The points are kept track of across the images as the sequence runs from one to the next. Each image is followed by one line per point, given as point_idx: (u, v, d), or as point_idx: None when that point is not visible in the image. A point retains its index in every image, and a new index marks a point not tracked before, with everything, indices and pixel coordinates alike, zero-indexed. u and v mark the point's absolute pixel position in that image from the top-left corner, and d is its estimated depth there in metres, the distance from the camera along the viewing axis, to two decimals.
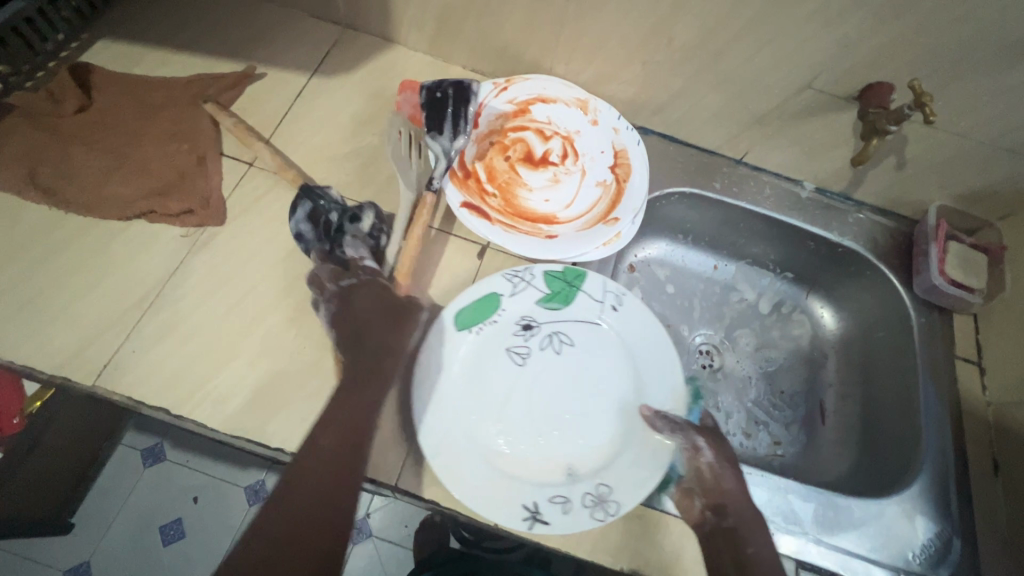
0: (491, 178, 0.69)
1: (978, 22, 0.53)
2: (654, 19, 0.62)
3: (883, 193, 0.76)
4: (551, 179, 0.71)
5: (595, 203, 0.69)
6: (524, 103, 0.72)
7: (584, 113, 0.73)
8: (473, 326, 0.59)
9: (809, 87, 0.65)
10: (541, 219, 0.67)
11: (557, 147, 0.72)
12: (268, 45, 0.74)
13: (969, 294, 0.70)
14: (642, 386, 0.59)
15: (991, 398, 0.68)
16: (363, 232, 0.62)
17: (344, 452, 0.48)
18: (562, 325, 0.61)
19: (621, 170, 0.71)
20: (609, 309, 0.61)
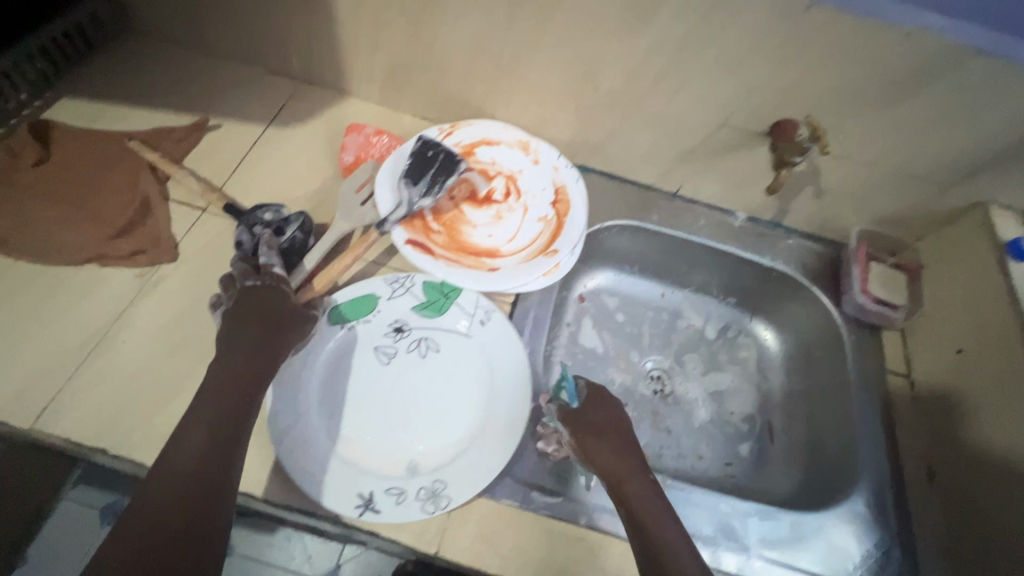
0: (436, 216, 0.72)
1: (859, 65, 0.59)
2: (579, 67, 0.68)
3: (808, 221, 0.81)
4: (495, 216, 0.74)
5: (536, 237, 0.73)
6: (468, 146, 0.77)
7: (526, 153, 0.77)
8: (345, 323, 0.62)
9: (725, 125, 0.70)
10: (485, 253, 0.71)
11: (500, 186, 0.76)
12: (226, 99, 0.79)
13: (893, 311, 0.74)
14: (501, 392, 0.61)
15: (923, 407, 0.71)
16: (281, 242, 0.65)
17: (209, 455, 0.46)
18: (432, 332, 0.64)
19: (560, 205, 0.75)
20: (477, 322, 0.64)
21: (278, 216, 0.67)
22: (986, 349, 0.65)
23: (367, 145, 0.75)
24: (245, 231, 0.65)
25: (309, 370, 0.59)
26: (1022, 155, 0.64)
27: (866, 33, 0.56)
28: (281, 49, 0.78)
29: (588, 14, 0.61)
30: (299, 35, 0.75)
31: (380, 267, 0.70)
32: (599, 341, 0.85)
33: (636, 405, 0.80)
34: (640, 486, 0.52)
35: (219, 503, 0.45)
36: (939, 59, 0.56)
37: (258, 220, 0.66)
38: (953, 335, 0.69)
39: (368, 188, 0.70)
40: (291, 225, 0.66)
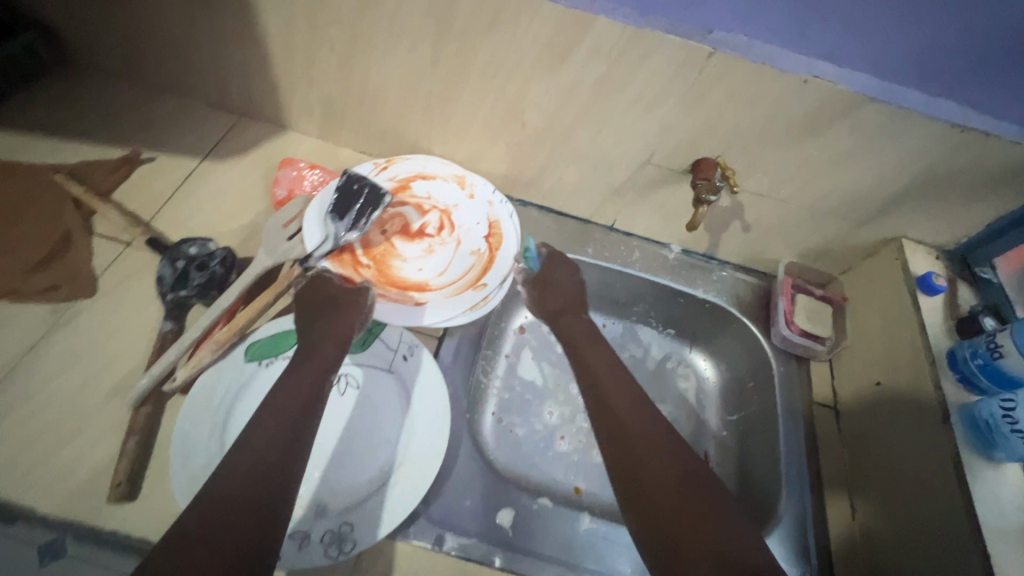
0: (366, 250, 0.72)
1: (763, 109, 0.62)
2: (505, 107, 0.70)
3: (740, 253, 0.83)
4: (427, 250, 0.74)
5: (467, 270, 0.73)
6: (404, 181, 0.76)
7: (461, 188, 0.77)
8: (263, 359, 0.62)
9: (649, 162, 0.72)
10: (413, 287, 0.71)
11: (434, 221, 0.76)
12: (163, 132, 0.79)
13: (817, 344, 0.76)
14: (418, 428, 0.61)
15: (845, 437, 0.72)
16: (201, 276, 0.64)
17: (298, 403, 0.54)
18: (353, 368, 0.64)
19: (493, 239, 0.75)
20: (399, 358, 0.65)
21: (204, 250, 0.66)
22: (901, 380, 0.66)
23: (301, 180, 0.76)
24: (169, 264, 0.65)
25: (222, 410, 0.59)
26: (925, 196, 0.67)
27: (766, 80, 0.58)
28: (218, 84, 0.79)
29: (506, 57, 0.63)
30: (234, 71, 0.76)
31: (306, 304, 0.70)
32: (538, 373, 0.84)
33: (571, 438, 0.79)
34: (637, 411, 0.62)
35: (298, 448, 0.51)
36: (836, 103, 0.59)
37: (183, 252, 0.66)
38: (871, 366, 0.71)
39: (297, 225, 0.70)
40: (214, 260, 0.65)
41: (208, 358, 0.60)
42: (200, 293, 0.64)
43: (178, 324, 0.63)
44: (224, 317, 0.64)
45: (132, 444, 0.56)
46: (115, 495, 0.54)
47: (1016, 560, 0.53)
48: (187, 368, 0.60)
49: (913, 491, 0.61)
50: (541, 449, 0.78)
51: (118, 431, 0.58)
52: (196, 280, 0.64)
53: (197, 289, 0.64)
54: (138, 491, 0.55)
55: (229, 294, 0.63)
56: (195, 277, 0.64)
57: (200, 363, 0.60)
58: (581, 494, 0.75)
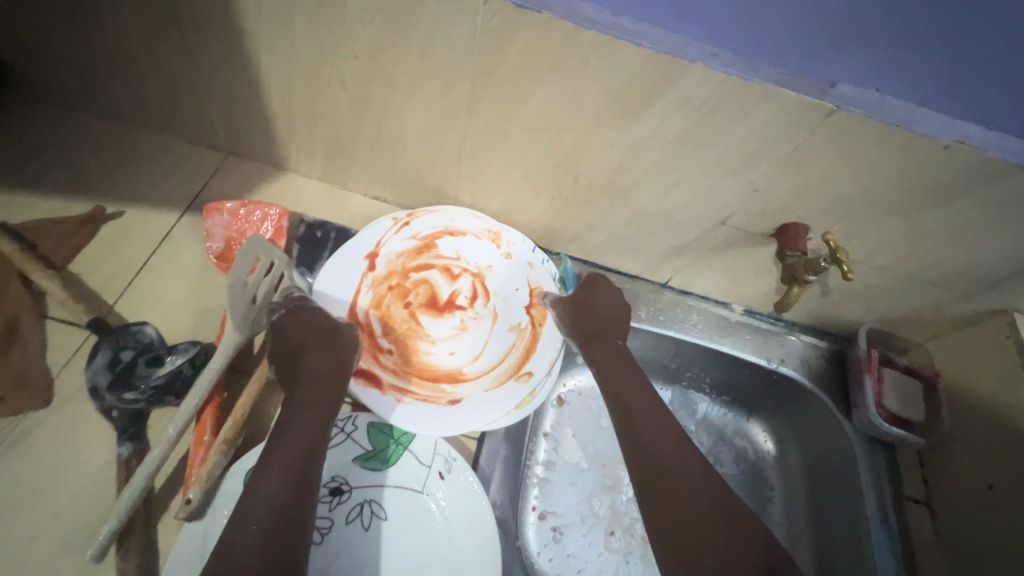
0: (387, 330, 0.61)
1: (879, 176, 0.51)
2: (555, 159, 0.58)
3: (812, 315, 0.72)
4: (459, 326, 0.63)
5: (507, 353, 0.62)
6: (429, 238, 0.64)
7: (496, 246, 0.64)
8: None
9: (723, 224, 0.61)
10: (444, 377, 0.60)
11: (465, 287, 0.64)
12: (134, 178, 0.66)
13: (912, 435, 0.66)
14: (462, 569, 0.50)
15: (944, 542, 0.63)
16: (156, 377, 0.51)
17: (295, 464, 0.44)
18: (377, 492, 0.52)
19: (535, 311, 0.64)
20: (434, 476, 0.53)
21: (156, 338, 0.55)
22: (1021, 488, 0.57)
23: (236, 223, 0.62)
24: (109, 357, 0.52)
25: None
26: None
27: (892, 145, 0.47)
28: (201, 119, 0.65)
29: (565, 107, 0.51)
30: (220, 104, 0.62)
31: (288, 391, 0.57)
32: (583, 454, 0.72)
33: (623, 532, 0.69)
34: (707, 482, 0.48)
35: (300, 521, 0.41)
36: (974, 173, 0.48)
37: (136, 339, 0.54)
38: (975, 466, 0.62)
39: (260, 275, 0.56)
40: (177, 355, 0.53)
41: (219, 465, 0.48)
42: (153, 399, 0.51)
43: (139, 445, 0.50)
44: (206, 414, 0.51)
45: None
46: None
47: None
48: (195, 484, 0.48)
49: None
50: (589, 546, 0.67)
51: None
52: (150, 382, 0.51)
53: (149, 394, 0.51)
54: None
55: (194, 390, 0.49)
56: (148, 377, 0.51)
57: (208, 475, 0.48)
58: None
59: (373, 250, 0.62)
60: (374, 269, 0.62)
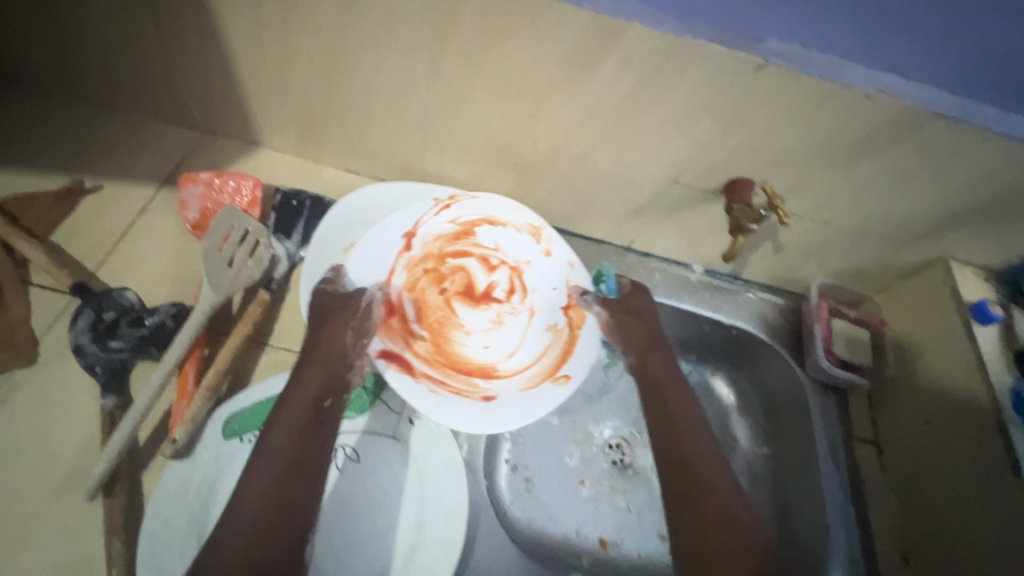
0: (421, 316, 0.62)
1: (813, 129, 0.54)
2: (514, 125, 0.61)
3: (768, 273, 0.76)
4: (494, 319, 0.64)
5: (543, 352, 0.63)
6: (468, 225, 0.65)
7: (537, 242, 0.66)
8: (243, 435, 0.52)
9: (676, 182, 0.64)
10: (477, 371, 0.61)
11: (503, 280, 0.65)
12: (113, 156, 0.68)
13: (859, 377, 0.70)
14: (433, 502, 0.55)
15: (891, 478, 0.67)
16: (139, 329, 0.54)
17: (297, 450, 0.51)
18: (351, 437, 0.57)
19: (573, 313, 0.65)
20: (404, 422, 0.58)
21: (135, 302, 0.57)
22: (961, 417, 0.61)
23: (211, 193, 0.65)
24: (91, 318, 0.55)
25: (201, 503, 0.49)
26: (981, 217, 0.61)
27: (821, 96, 0.51)
28: (176, 97, 0.67)
29: (517, 72, 0.54)
30: (193, 83, 0.64)
31: (270, 348, 0.60)
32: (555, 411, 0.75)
33: (592, 482, 0.72)
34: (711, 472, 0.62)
35: (298, 506, 0.49)
36: (899, 122, 0.52)
37: (119, 303, 0.57)
38: (919, 404, 0.66)
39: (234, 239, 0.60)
40: (158, 311, 0.56)
41: (202, 408, 0.51)
42: (136, 350, 0.54)
43: (122, 397, 0.53)
44: (188, 366, 0.53)
45: (119, 547, 0.47)
46: None
47: None
48: (179, 425, 0.50)
49: (975, 539, 0.58)
50: (558, 495, 0.71)
51: (84, 530, 0.48)
52: (134, 333, 0.54)
53: (133, 343, 0.54)
54: None
55: (178, 341, 0.53)
56: (131, 330, 0.54)
57: (195, 415, 0.51)
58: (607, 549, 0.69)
59: (410, 230, 0.63)
60: (409, 251, 0.63)
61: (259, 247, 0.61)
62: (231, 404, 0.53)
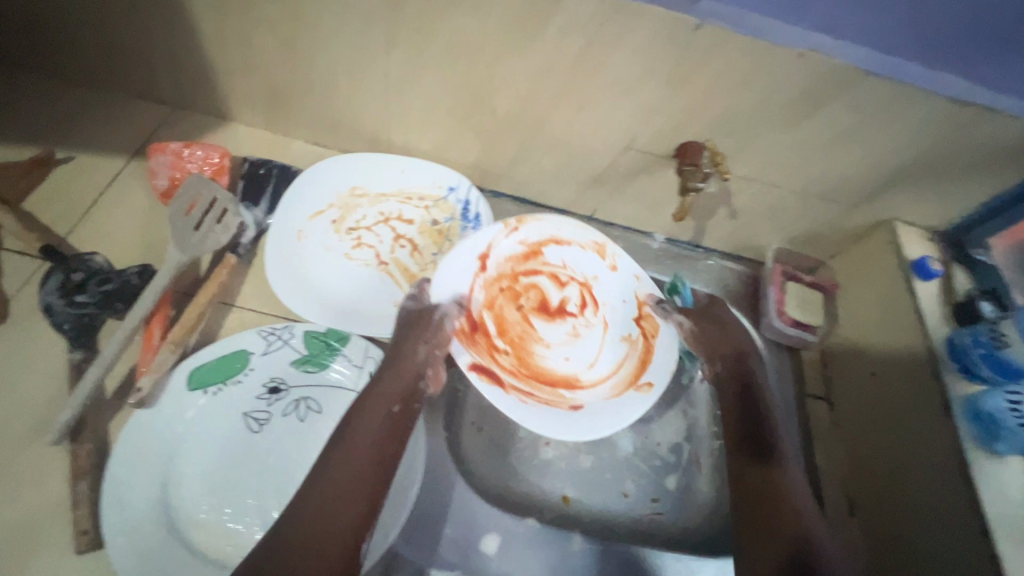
0: (503, 332, 0.66)
1: (753, 89, 0.57)
2: (472, 91, 0.63)
3: (726, 240, 0.79)
4: (571, 332, 0.68)
5: (621, 362, 0.67)
6: (536, 245, 0.68)
7: (603, 258, 0.69)
8: (208, 387, 0.54)
9: (630, 148, 0.66)
10: (562, 382, 0.65)
11: (574, 295, 0.68)
12: (85, 128, 0.70)
13: (809, 334, 0.73)
14: None
15: (840, 431, 0.69)
16: (106, 286, 0.57)
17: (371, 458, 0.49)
18: (312, 390, 0.57)
19: (645, 323, 0.68)
20: (366, 375, 0.58)
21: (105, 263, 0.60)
22: (899, 367, 0.63)
23: (179, 163, 0.67)
24: (61, 277, 0.57)
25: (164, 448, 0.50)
26: (921, 175, 0.63)
27: (756, 56, 0.53)
28: (145, 72, 0.69)
29: (470, 36, 0.57)
30: (161, 56, 0.66)
31: (237, 309, 0.62)
32: None
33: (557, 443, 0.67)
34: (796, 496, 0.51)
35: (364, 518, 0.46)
36: (832, 81, 0.54)
37: (87, 265, 0.59)
38: (864, 356, 0.68)
39: (202, 207, 0.61)
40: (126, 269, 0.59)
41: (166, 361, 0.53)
42: (102, 304, 0.56)
43: (90, 352, 0.55)
44: (154, 323, 0.55)
45: (85, 486, 0.49)
46: (83, 544, 0.47)
47: None
48: (145, 375, 0.52)
49: (919, 493, 0.58)
50: (520, 458, 0.66)
51: (48, 474, 0.50)
52: (100, 288, 0.57)
53: (99, 298, 0.56)
54: (66, 543, 0.48)
55: (143, 299, 0.54)
56: (98, 286, 0.57)
57: (160, 364, 0.53)
58: (569, 502, 0.65)
59: (485, 251, 0.66)
60: (485, 271, 0.66)
61: (227, 215, 0.63)
62: (195, 358, 0.54)
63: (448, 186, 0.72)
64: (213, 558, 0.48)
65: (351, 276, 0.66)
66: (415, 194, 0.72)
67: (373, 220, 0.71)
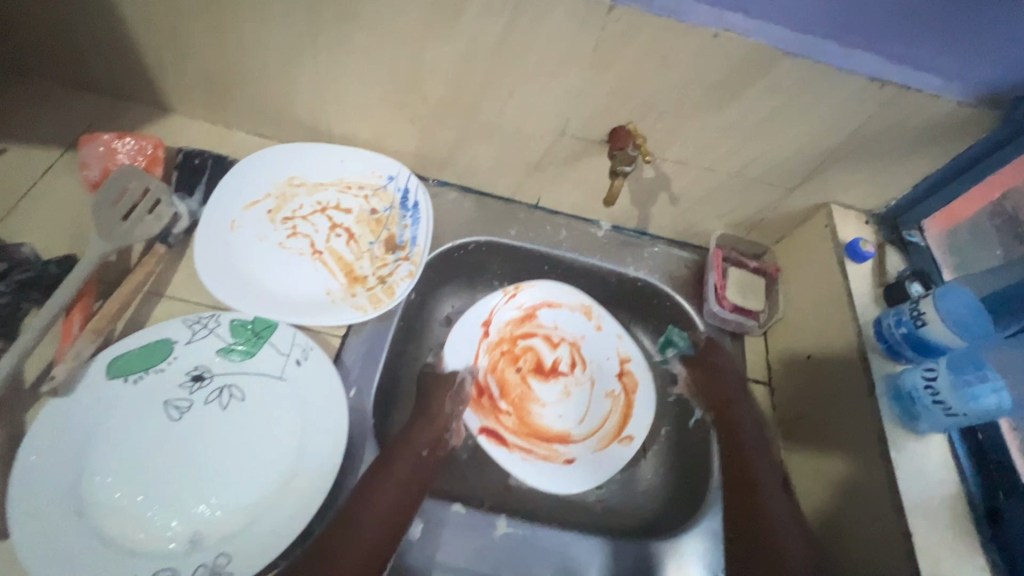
0: (505, 393, 0.72)
1: (675, 71, 0.56)
2: (402, 77, 0.63)
3: (672, 226, 0.78)
4: (563, 390, 0.74)
5: (606, 417, 0.72)
6: (531, 309, 0.75)
7: (588, 319, 0.76)
8: (129, 375, 0.54)
9: (564, 134, 0.66)
10: (556, 437, 0.70)
11: (565, 355, 0.75)
12: (17, 120, 0.69)
13: (748, 319, 0.73)
14: (314, 437, 0.54)
15: (779, 416, 0.68)
16: (22, 276, 0.58)
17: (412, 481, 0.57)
18: (236, 378, 0.56)
19: (626, 378, 0.74)
20: (291, 363, 0.57)
21: (31, 255, 0.60)
22: (835, 354, 0.62)
23: (110, 155, 0.66)
24: None
25: (78, 436, 0.50)
26: (852, 156, 0.63)
27: (674, 36, 0.53)
28: (78, 63, 0.69)
29: (392, 21, 0.57)
30: (92, 46, 0.66)
31: (166, 299, 0.61)
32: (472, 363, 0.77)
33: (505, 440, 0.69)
34: (775, 520, 0.58)
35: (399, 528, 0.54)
36: (751, 61, 0.54)
37: (13, 256, 0.60)
38: (800, 341, 0.68)
39: (133, 197, 0.61)
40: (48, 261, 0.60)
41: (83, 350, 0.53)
42: (19, 293, 0.57)
43: (8, 341, 0.55)
44: (75, 313, 0.56)
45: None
46: None
47: (944, 532, 0.51)
48: (60, 364, 0.52)
49: (854, 476, 0.57)
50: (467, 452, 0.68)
51: None
52: (16, 278, 0.57)
53: (15, 287, 0.57)
54: None
55: (64, 287, 0.55)
56: (15, 276, 0.58)
57: (76, 355, 0.53)
58: (511, 489, 0.67)
59: (488, 317, 0.74)
60: (488, 336, 0.73)
61: (161, 205, 0.63)
62: (112, 349, 0.54)
63: (387, 174, 0.72)
64: (123, 542, 0.48)
65: (284, 265, 0.66)
66: (355, 184, 0.72)
67: (310, 210, 0.71)
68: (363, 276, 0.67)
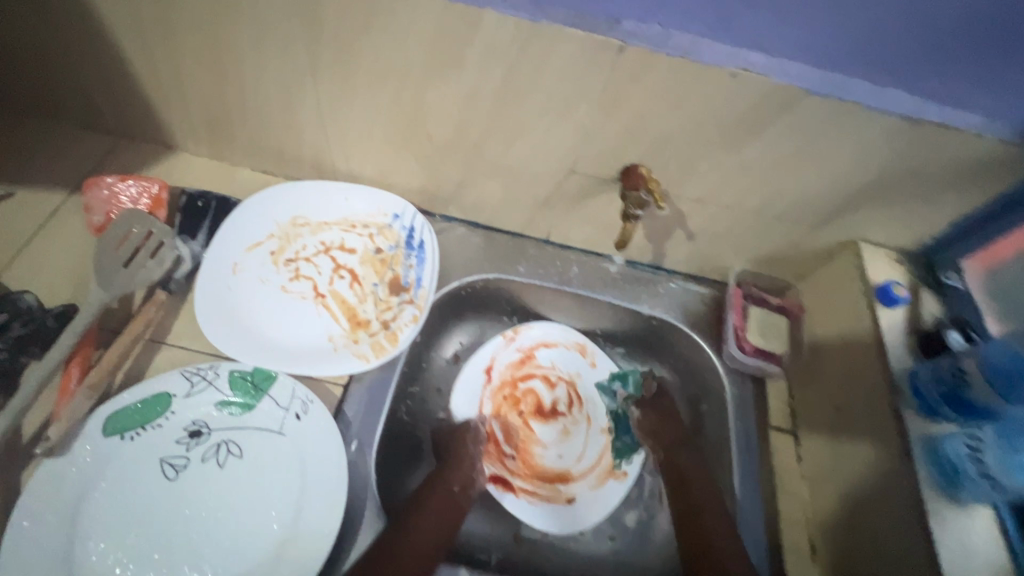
0: (509, 437, 0.71)
1: (690, 109, 0.53)
2: (405, 116, 0.61)
3: (689, 262, 0.74)
4: (561, 431, 0.72)
5: (602, 452, 0.71)
6: (529, 349, 0.74)
7: (583, 356, 0.75)
8: (126, 432, 0.53)
9: (574, 171, 0.63)
10: (557, 478, 0.69)
11: (563, 395, 0.74)
12: (26, 162, 0.69)
13: (771, 363, 0.69)
14: (313, 497, 0.53)
15: (806, 469, 0.64)
16: (18, 332, 0.57)
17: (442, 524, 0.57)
18: (233, 433, 0.55)
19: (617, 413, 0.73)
20: (291, 417, 0.56)
21: (34, 303, 0.60)
22: (863, 407, 0.59)
23: (113, 199, 0.66)
24: None
25: (73, 499, 0.49)
26: (883, 194, 0.59)
27: (687, 75, 0.50)
28: (86, 104, 0.68)
29: (393, 62, 0.55)
30: (97, 88, 0.65)
31: (165, 347, 0.60)
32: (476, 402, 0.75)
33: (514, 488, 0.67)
34: None
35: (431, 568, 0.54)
36: (772, 99, 0.51)
37: (16, 304, 0.59)
38: (829, 389, 0.64)
39: (135, 241, 0.60)
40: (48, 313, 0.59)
41: None
42: (17, 348, 0.56)
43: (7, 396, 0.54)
44: (73, 366, 0.55)
45: None
46: None
47: None
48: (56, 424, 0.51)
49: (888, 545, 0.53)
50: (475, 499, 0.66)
51: None
52: (14, 334, 0.57)
53: (13, 342, 0.56)
54: None
55: (62, 341, 0.54)
56: (14, 331, 0.57)
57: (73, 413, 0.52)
58: (520, 540, 0.65)
59: (488, 364, 0.73)
60: (490, 380, 0.72)
61: (162, 249, 0.61)
62: (108, 406, 0.53)
63: (393, 213, 0.70)
64: None
65: (285, 309, 0.65)
66: (359, 223, 0.70)
67: (313, 251, 0.69)
68: (366, 320, 0.65)
